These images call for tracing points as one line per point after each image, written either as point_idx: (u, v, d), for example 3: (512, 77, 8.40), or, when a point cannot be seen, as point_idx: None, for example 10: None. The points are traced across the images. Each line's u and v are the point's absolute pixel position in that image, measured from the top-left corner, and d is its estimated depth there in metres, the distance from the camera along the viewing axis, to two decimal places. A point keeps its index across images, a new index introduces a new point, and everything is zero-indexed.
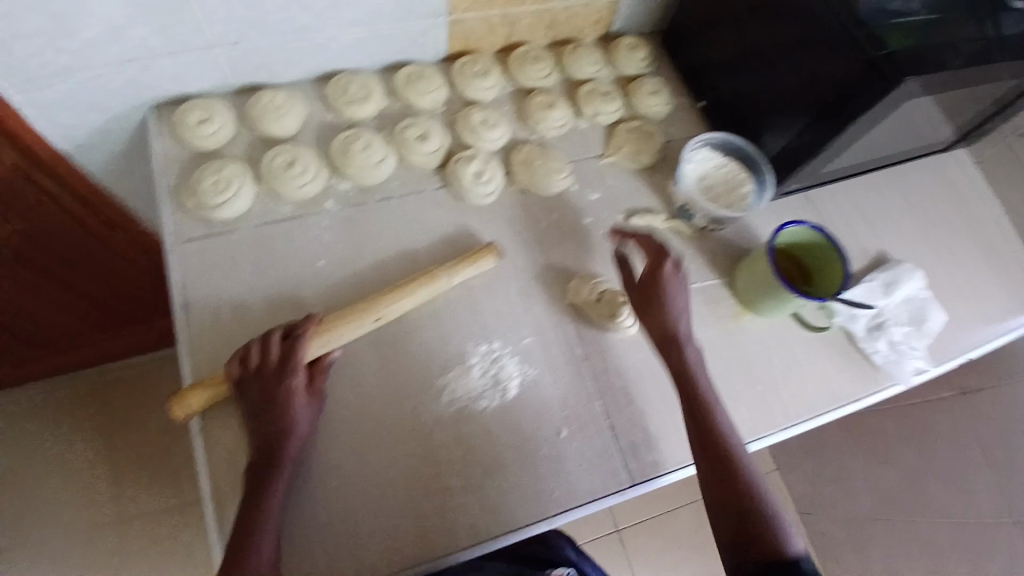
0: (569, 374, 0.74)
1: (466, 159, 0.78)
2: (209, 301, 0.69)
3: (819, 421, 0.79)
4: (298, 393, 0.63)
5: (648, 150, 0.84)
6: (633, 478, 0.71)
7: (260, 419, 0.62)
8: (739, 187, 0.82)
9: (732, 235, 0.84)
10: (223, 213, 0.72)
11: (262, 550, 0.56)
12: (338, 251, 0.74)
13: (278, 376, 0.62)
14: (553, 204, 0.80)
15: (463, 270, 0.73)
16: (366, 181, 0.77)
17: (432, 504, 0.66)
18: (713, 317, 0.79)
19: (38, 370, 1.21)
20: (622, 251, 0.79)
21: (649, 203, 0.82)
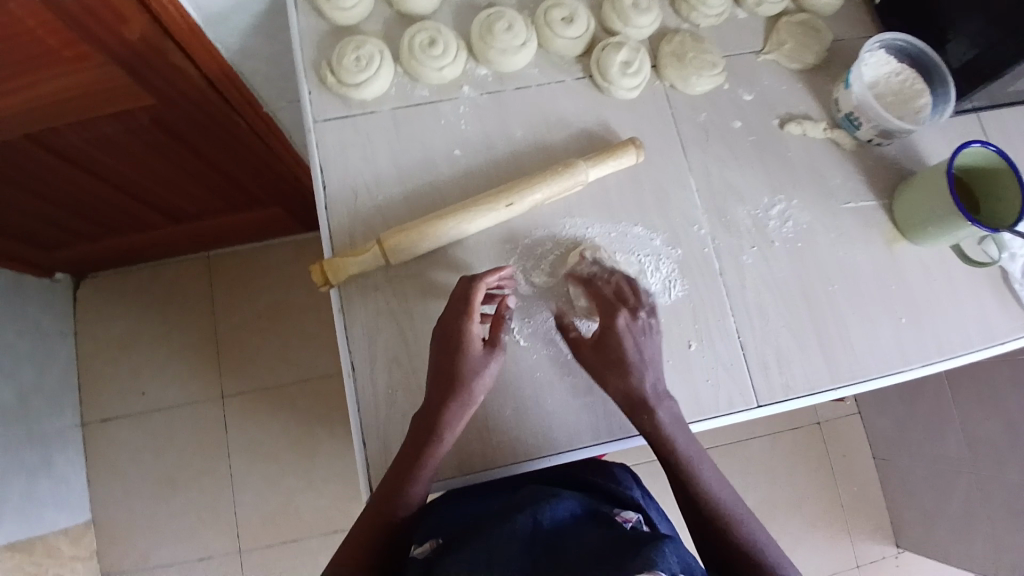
0: (703, 285, 0.70)
1: (613, 47, 0.72)
2: (348, 181, 0.69)
3: (958, 361, 0.73)
4: (473, 342, 0.59)
5: (812, 49, 0.77)
6: (760, 400, 0.67)
7: (439, 360, 0.59)
8: (914, 98, 0.75)
9: (897, 151, 0.77)
10: (364, 92, 0.70)
11: (415, 484, 0.57)
12: (474, 139, 0.71)
13: (456, 318, 0.59)
14: (701, 103, 0.75)
15: (601, 164, 0.68)
16: (504, 67, 0.72)
17: (556, 400, 0.65)
18: (864, 239, 0.74)
19: (161, 238, 1.31)
20: (769, 161, 0.74)
21: (808, 109, 0.77)
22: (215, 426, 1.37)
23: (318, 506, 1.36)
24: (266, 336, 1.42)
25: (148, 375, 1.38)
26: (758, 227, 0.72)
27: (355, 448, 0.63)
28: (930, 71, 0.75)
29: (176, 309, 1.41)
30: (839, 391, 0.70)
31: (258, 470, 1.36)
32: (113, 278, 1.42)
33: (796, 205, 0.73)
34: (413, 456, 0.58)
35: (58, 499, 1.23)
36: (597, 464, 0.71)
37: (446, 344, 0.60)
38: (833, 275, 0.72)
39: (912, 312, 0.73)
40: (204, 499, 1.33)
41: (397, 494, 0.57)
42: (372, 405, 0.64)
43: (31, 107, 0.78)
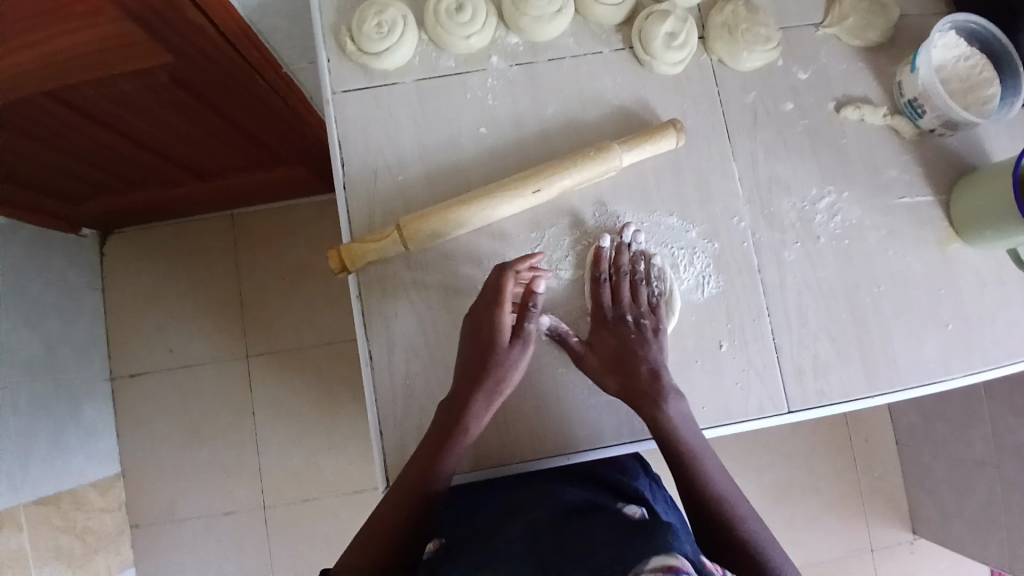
0: (740, 282, 0.65)
1: (657, 16, 0.66)
2: (368, 158, 0.65)
3: (1007, 373, 0.68)
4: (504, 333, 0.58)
5: (879, 22, 0.69)
6: (791, 406, 0.64)
7: (469, 351, 0.59)
8: (981, 88, 0.68)
9: (965, 140, 0.70)
10: (386, 62, 0.66)
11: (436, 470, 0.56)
12: (502, 117, 0.67)
13: (488, 307, 0.58)
14: (751, 81, 0.69)
15: (639, 148, 0.64)
16: (537, 36, 0.67)
17: (577, 398, 0.63)
18: (918, 238, 0.68)
19: (184, 196, 1.30)
20: (821, 149, 0.68)
21: (868, 90, 0.70)
22: (237, 386, 1.39)
23: (335, 469, 1.38)
24: (287, 300, 1.42)
25: (174, 333, 1.40)
26: (803, 221, 0.67)
27: (372, 439, 0.62)
28: (996, 57, 0.68)
29: (198, 269, 1.41)
30: (876, 399, 0.66)
31: (278, 431, 1.38)
32: (137, 236, 1.42)
33: (846, 199, 0.68)
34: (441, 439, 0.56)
35: (87, 452, 1.27)
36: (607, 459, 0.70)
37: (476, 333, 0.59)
38: (881, 276, 0.67)
39: (963, 319, 0.68)
40: (226, 456, 1.37)
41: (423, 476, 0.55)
42: (389, 395, 0.62)
43: (45, 60, 0.76)
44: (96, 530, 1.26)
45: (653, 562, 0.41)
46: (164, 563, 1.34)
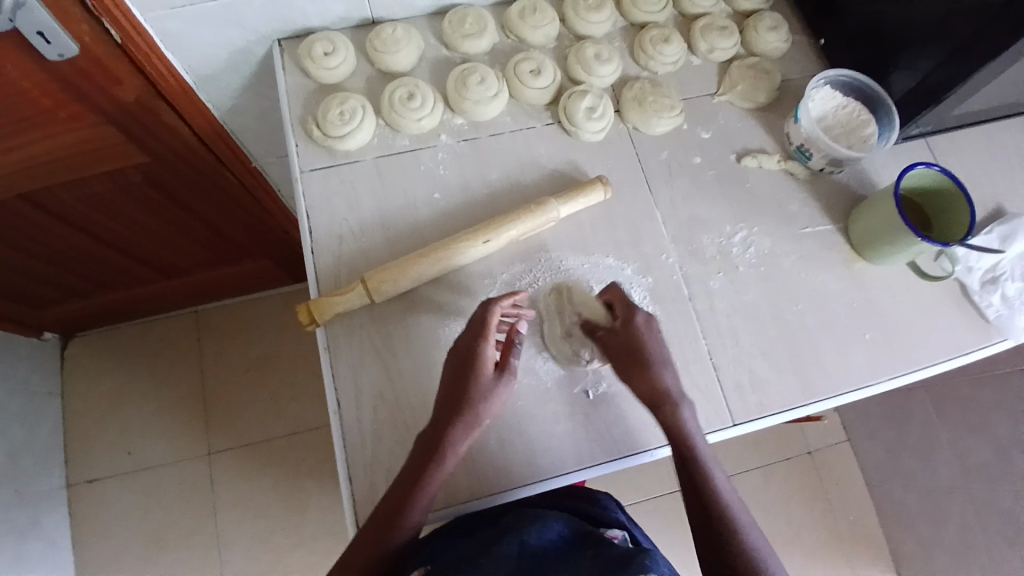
0: (675, 311, 0.73)
1: (578, 94, 0.78)
2: (333, 226, 0.73)
3: (926, 374, 0.76)
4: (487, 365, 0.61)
5: (762, 89, 0.83)
6: (736, 418, 0.70)
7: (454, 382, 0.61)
8: (861, 127, 0.81)
9: (849, 178, 0.82)
10: (348, 143, 0.75)
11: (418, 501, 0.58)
12: (452, 182, 0.76)
13: (473, 340, 0.62)
14: (664, 142, 0.80)
15: (573, 200, 0.73)
16: (479, 116, 0.78)
17: (538, 429, 0.67)
18: (825, 262, 0.78)
19: (153, 294, 1.33)
20: (730, 193, 0.79)
21: (763, 143, 0.82)
22: (205, 481, 1.35)
23: (310, 561, 1.32)
24: (256, 387, 1.42)
25: (139, 430, 1.37)
26: (724, 253, 0.76)
27: (342, 485, 0.64)
28: (874, 102, 0.82)
29: (165, 363, 1.42)
30: (813, 407, 0.72)
31: (250, 525, 1.33)
32: (102, 337, 1.43)
33: (758, 233, 0.78)
34: (425, 468, 0.58)
35: (45, 563, 1.20)
36: (580, 493, 0.73)
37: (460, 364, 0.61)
38: (799, 296, 0.76)
39: (878, 329, 0.76)
40: (194, 559, 1.30)
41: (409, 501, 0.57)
42: (359, 439, 0.65)
43: (27, 171, 0.82)
44: None
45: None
46: None
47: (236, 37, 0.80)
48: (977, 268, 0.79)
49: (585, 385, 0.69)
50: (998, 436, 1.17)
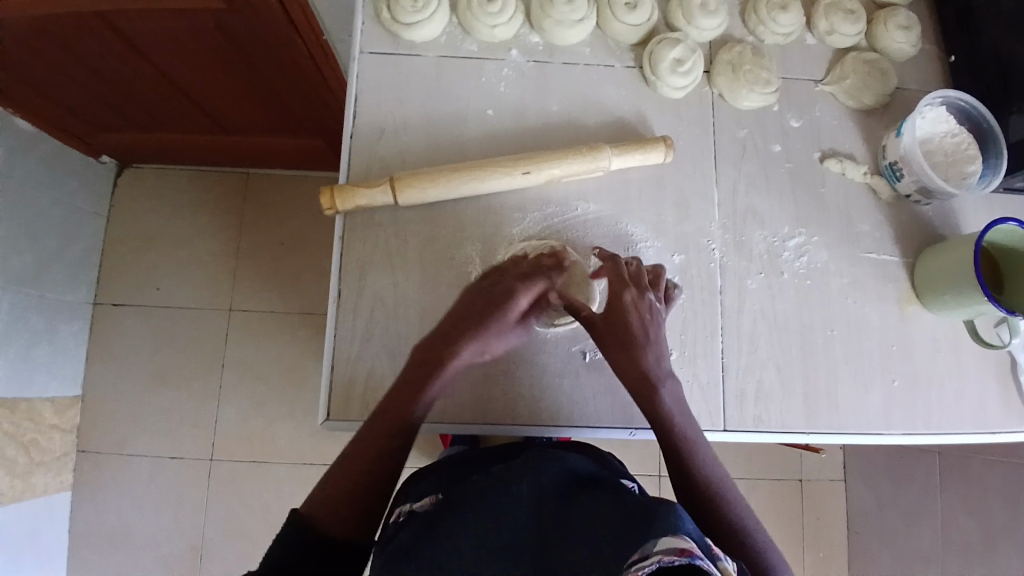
0: (700, 300, 0.68)
1: (669, 42, 0.71)
2: (377, 116, 0.70)
3: (944, 440, 0.70)
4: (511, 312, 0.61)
5: (874, 89, 0.74)
6: (728, 426, 0.66)
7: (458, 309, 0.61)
8: (964, 162, 0.72)
9: (937, 212, 0.74)
10: (415, 34, 0.70)
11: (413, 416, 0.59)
12: (510, 103, 0.71)
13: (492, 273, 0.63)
14: (746, 119, 0.73)
15: (628, 155, 0.68)
16: (557, 40, 0.72)
17: (525, 375, 0.65)
18: (878, 294, 0.72)
19: (205, 144, 1.34)
20: (800, 193, 0.72)
21: (853, 149, 0.74)
22: (215, 337, 1.40)
23: (291, 436, 1.38)
24: (280, 261, 1.44)
25: (166, 272, 1.42)
26: (771, 255, 0.70)
27: (322, 373, 0.64)
28: (985, 137, 0.72)
29: (201, 214, 1.45)
30: (812, 437, 0.68)
31: (246, 388, 1.39)
32: (155, 174, 1.45)
33: (815, 243, 0.71)
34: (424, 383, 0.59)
35: (53, 367, 1.28)
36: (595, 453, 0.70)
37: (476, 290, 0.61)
38: (836, 321, 0.70)
39: (909, 379, 0.70)
40: (188, 403, 1.37)
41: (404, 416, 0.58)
42: (348, 335, 0.65)
43: None
44: (43, 447, 1.26)
45: (663, 544, 0.40)
46: (101, 496, 1.33)
47: None
48: None
49: (583, 347, 0.67)
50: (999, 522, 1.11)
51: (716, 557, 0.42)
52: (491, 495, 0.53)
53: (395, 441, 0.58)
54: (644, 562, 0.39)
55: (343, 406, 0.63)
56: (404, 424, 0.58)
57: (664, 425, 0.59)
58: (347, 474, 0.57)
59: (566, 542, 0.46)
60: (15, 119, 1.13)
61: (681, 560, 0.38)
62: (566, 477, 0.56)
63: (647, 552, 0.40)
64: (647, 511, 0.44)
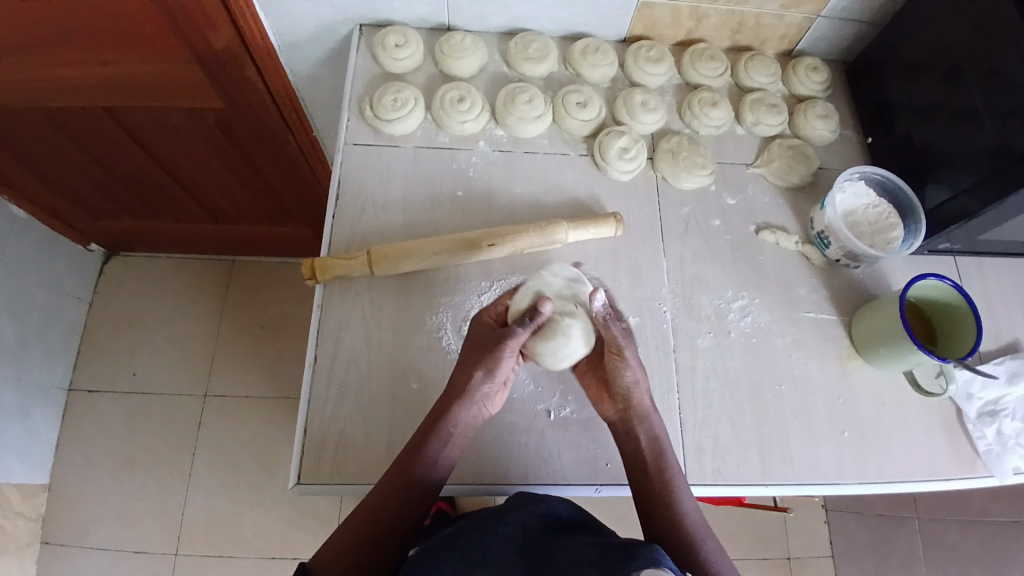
0: (655, 358, 0.74)
1: (615, 134, 0.82)
2: (358, 198, 0.78)
3: (898, 489, 0.74)
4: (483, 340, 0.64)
5: (798, 171, 0.85)
6: (689, 479, 0.69)
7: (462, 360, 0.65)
8: (887, 230, 0.81)
9: (865, 276, 0.82)
10: (394, 128, 0.80)
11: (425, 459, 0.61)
12: (478, 185, 0.80)
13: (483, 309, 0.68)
14: (688, 198, 0.82)
15: (583, 228, 0.76)
16: (519, 132, 0.82)
17: (494, 433, 0.69)
18: (820, 350, 0.78)
19: (195, 232, 1.41)
20: (741, 261, 0.80)
21: (785, 223, 0.84)
22: (190, 419, 1.39)
23: (264, 523, 1.34)
24: (263, 343, 1.47)
25: (145, 356, 1.44)
26: (719, 316, 0.77)
27: (296, 434, 0.67)
28: (905, 207, 0.82)
29: (185, 298, 1.49)
30: (771, 489, 0.71)
31: (218, 473, 1.36)
32: (143, 261, 1.51)
33: (758, 305, 0.78)
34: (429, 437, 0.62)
35: (24, 452, 1.26)
36: None
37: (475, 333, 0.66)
38: (783, 376, 0.76)
39: (857, 431, 0.75)
40: (158, 488, 1.34)
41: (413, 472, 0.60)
42: (322, 396, 0.68)
43: (111, 86, 0.89)
44: (7, 534, 1.21)
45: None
46: None
47: (325, 13, 0.86)
48: (977, 398, 0.77)
49: (548, 405, 0.70)
50: None
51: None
52: (476, 537, 0.55)
53: (409, 487, 0.60)
54: None
55: (314, 466, 0.66)
56: (419, 474, 0.60)
57: (646, 469, 0.64)
58: (358, 523, 0.59)
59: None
60: (6, 202, 1.19)
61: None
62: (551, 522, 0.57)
63: None
64: (627, 551, 0.46)
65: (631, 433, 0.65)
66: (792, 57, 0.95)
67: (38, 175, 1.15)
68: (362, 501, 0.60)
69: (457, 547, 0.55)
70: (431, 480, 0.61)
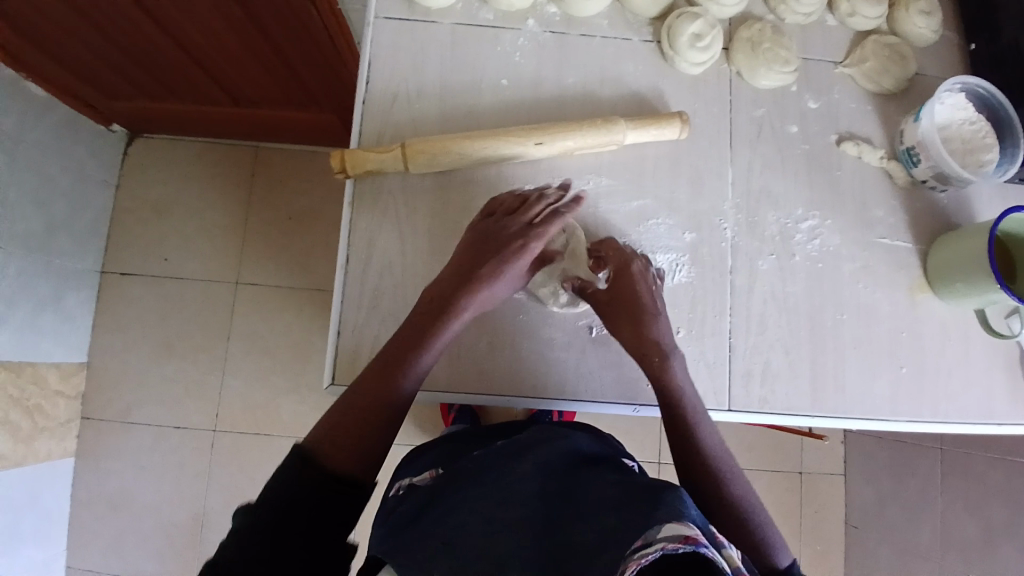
0: (710, 279, 0.68)
1: (688, 17, 0.70)
2: (390, 83, 0.69)
3: (950, 429, 0.70)
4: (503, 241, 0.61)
5: (894, 73, 0.73)
6: (733, 405, 0.66)
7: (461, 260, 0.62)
8: (981, 150, 0.70)
9: (953, 199, 0.73)
10: (431, 0, 0.70)
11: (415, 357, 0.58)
12: (525, 74, 0.70)
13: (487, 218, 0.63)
14: (764, 99, 0.72)
15: (643, 130, 0.67)
16: (575, 11, 0.71)
17: (531, 346, 0.65)
18: (890, 280, 0.71)
19: (215, 115, 1.33)
20: (815, 175, 0.71)
21: (871, 133, 0.73)
22: (219, 308, 1.40)
23: (294, 411, 1.38)
24: (289, 235, 1.43)
25: (173, 243, 1.42)
26: (783, 236, 0.70)
27: (328, 337, 0.64)
28: (1004, 126, 0.71)
29: (210, 185, 1.44)
30: (816, 420, 0.68)
31: (247, 363, 1.39)
32: (166, 144, 1.45)
33: (828, 226, 0.71)
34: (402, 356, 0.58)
35: (59, 335, 1.29)
36: (599, 434, 0.70)
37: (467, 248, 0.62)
38: (846, 305, 0.70)
39: (916, 366, 0.70)
40: (192, 373, 1.38)
41: (385, 395, 0.56)
42: (355, 300, 0.65)
43: None
44: (48, 412, 1.27)
45: (667, 531, 0.40)
46: (103, 463, 1.34)
47: None
48: None
49: (590, 322, 0.66)
50: (993, 518, 1.12)
51: (720, 544, 0.42)
52: (499, 471, 0.53)
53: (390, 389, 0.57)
54: (649, 548, 0.39)
55: (347, 370, 0.64)
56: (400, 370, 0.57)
57: (688, 430, 0.59)
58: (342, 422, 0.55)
59: (577, 525, 0.45)
60: (24, 83, 1.12)
61: (686, 547, 0.38)
62: (572, 455, 0.56)
63: (651, 539, 0.39)
64: (653, 494, 0.44)
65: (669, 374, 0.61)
66: None
67: (47, 49, 1.07)
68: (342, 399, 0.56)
69: (479, 481, 0.53)
70: (417, 362, 0.58)
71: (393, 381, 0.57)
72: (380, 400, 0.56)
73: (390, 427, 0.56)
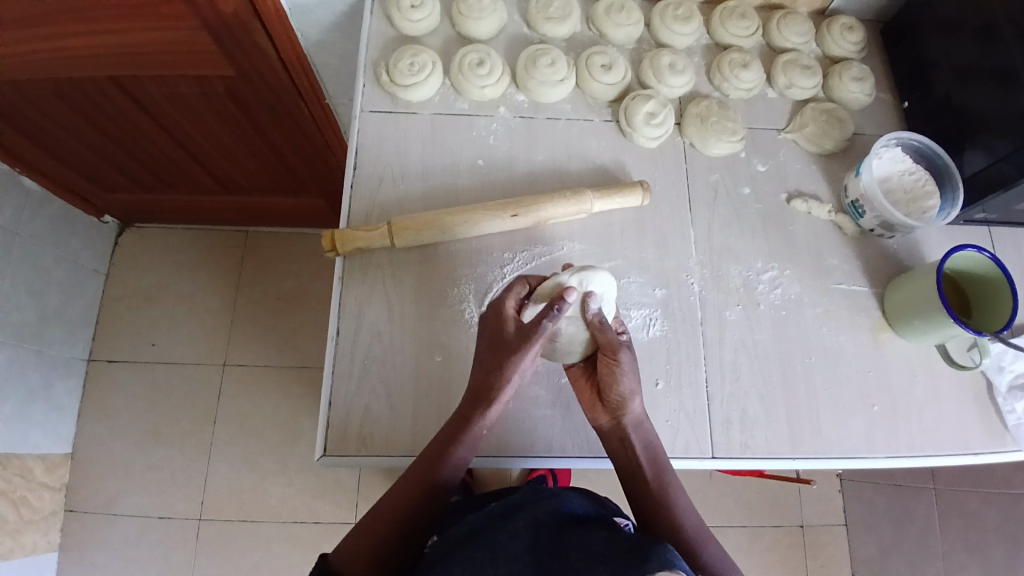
0: (683, 331, 0.72)
1: (642, 98, 0.78)
2: (376, 168, 0.75)
3: (928, 463, 0.72)
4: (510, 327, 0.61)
5: (831, 136, 0.81)
6: (716, 452, 0.68)
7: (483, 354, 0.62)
8: (922, 198, 0.77)
9: (900, 245, 0.79)
10: (411, 94, 0.77)
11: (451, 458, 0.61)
12: (499, 153, 0.77)
13: (495, 316, 0.63)
14: (717, 165, 0.80)
15: (609, 197, 0.73)
16: (541, 97, 0.79)
17: (517, 406, 0.68)
18: (851, 322, 0.76)
19: (206, 203, 1.39)
20: (771, 230, 0.78)
21: (817, 190, 0.81)
22: (209, 390, 1.41)
23: (286, 491, 1.36)
24: (279, 316, 1.47)
25: (164, 328, 1.44)
26: (747, 288, 0.75)
27: (321, 408, 0.66)
28: (942, 175, 0.79)
29: (201, 270, 1.49)
30: (799, 462, 0.70)
31: (237, 444, 1.38)
32: (159, 232, 1.50)
33: (788, 276, 0.76)
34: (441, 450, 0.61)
35: (46, 424, 1.28)
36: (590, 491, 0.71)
37: (489, 347, 0.62)
38: (813, 349, 0.74)
39: (887, 404, 0.73)
40: (180, 457, 1.36)
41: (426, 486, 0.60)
42: (346, 371, 0.68)
43: (117, 55, 0.87)
44: (33, 505, 1.24)
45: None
46: (85, 558, 1.30)
47: None
48: (1009, 370, 0.75)
49: None
50: None
51: None
52: (489, 534, 0.55)
53: (428, 490, 0.61)
54: None
55: (340, 439, 0.65)
56: (437, 473, 0.61)
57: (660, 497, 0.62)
58: (385, 517, 0.61)
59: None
60: (22, 178, 1.18)
61: None
62: (564, 514, 0.57)
63: None
64: (642, 550, 0.46)
65: (626, 443, 0.63)
66: (825, 17, 0.91)
67: (49, 147, 1.14)
68: (384, 496, 0.62)
69: (469, 547, 0.55)
70: (450, 460, 0.61)
71: (433, 468, 0.61)
72: (423, 492, 0.61)
73: (429, 504, 0.61)
